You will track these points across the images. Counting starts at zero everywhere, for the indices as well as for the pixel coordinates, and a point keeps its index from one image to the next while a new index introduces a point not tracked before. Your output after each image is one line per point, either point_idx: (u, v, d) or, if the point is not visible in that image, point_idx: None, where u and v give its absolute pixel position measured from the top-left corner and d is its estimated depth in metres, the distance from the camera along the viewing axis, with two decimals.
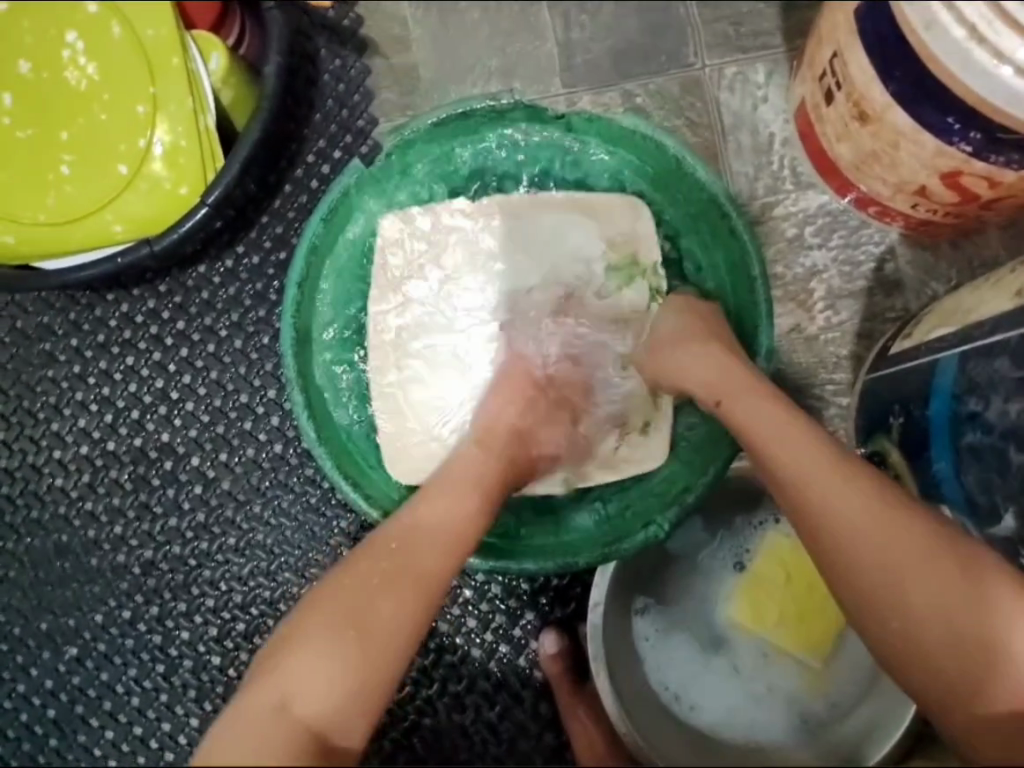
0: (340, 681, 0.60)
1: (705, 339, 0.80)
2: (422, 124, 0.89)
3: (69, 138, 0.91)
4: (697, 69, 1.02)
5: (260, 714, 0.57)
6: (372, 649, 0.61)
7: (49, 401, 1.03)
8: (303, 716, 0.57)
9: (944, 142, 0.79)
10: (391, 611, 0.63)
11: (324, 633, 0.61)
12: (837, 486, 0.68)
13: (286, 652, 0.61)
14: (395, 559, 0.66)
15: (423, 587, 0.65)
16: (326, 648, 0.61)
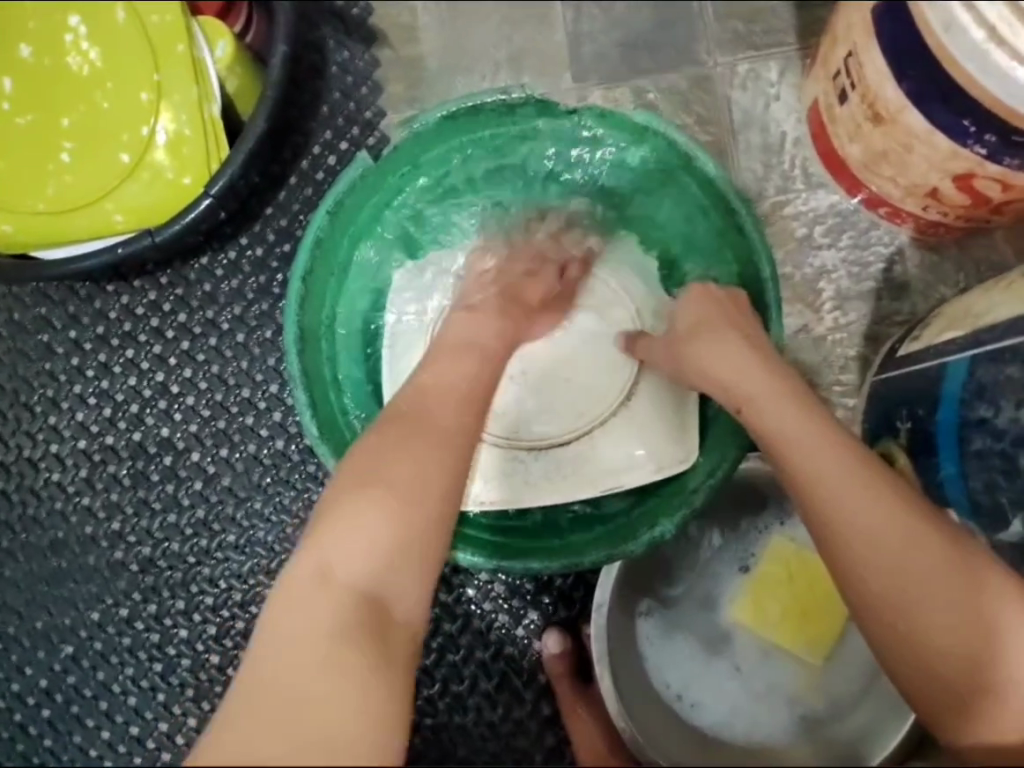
0: (390, 543, 0.55)
1: (725, 326, 0.77)
2: (431, 116, 0.86)
3: (69, 125, 0.89)
4: (708, 66, 1.01)
5: (320, 544, 0.54)
6: (414, 507, 0.57)
7: (46, 394, 1.01)
8: (357, 577, 0.53)
9: (958, 145, 0.78)
10: (422, 469, 0.59)
11: (357, 493, 0.57)
12: (862, 500, 0.66)
13: (325, 509, 0.57)
14: (413, 423, 0.62)
15: (446, 442, 0.62)
16: (362, 510, 0.56)
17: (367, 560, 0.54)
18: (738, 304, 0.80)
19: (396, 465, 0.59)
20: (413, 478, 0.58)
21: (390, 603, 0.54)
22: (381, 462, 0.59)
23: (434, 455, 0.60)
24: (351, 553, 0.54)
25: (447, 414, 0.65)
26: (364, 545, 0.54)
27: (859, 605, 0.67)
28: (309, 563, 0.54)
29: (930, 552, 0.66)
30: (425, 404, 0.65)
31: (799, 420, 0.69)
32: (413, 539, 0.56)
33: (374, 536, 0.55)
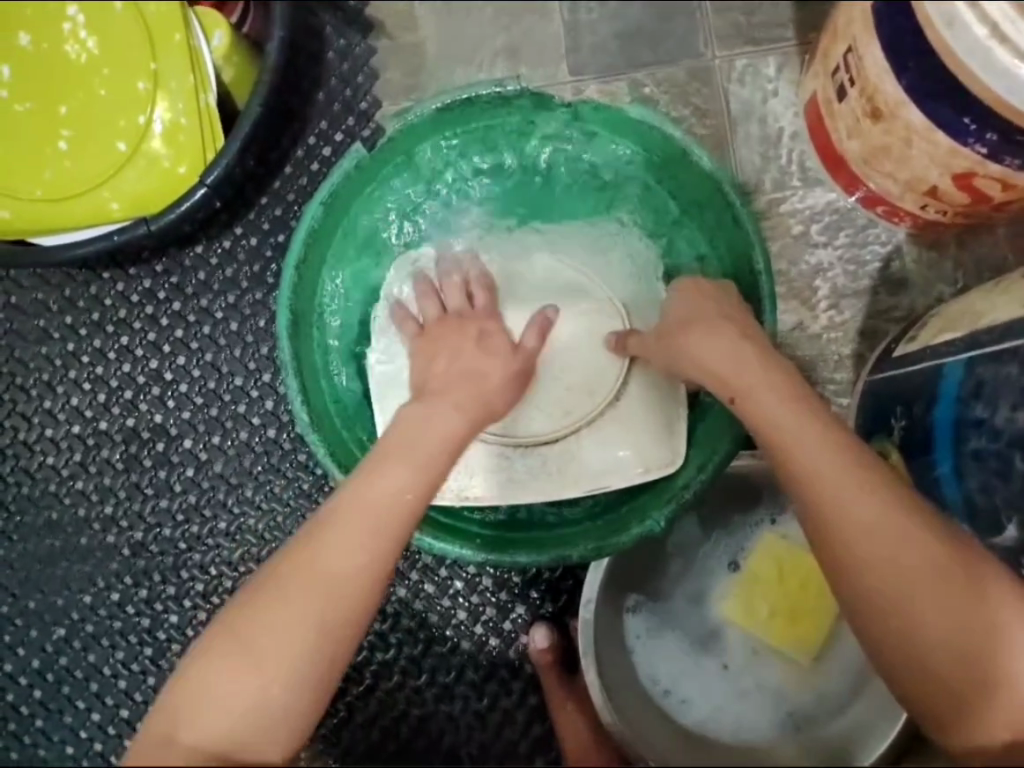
0: (239, 709, 0.59)
1: (716, 318, 0.76)
2: (426, 109, 0.87)
3: (67, 112, 0.90)
4: (706, 59, 1.01)
5: (183, 701, 0.59)
6: (269, 679, 0.60)
7: (42, 378, 1.02)
8: (203, 741, 0.57)
9: (959, 143, 0.78)
10: (292, 625, 0.61)
11: (219, 652, 0.60)
12: (854, 492, 0.65)
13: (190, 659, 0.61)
14: (300, 572, 0.62)
15: (335, 601, 0.62)
16: (225, 673, 0.59)
17: (218, 729, 0.58)
18: (731, 298, 0.80)
19: (268, 628, 0.61)
20: (276, 649, 0.60)
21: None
22: (250, 629, 0.61)
23: (306, 614, 0.61)
24: (203, 718, 0.58)
25: (349, 565, 0.63)
26: (217, 709, 0.58)
27: (863, 606, 0.66)
28: (160, 726, 0.58)
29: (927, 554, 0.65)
30: (324, 535, 0.63)
31: (801, 424, 0.67)
32: (266, 700, 0.60)
33: (228, 700, 0.59)
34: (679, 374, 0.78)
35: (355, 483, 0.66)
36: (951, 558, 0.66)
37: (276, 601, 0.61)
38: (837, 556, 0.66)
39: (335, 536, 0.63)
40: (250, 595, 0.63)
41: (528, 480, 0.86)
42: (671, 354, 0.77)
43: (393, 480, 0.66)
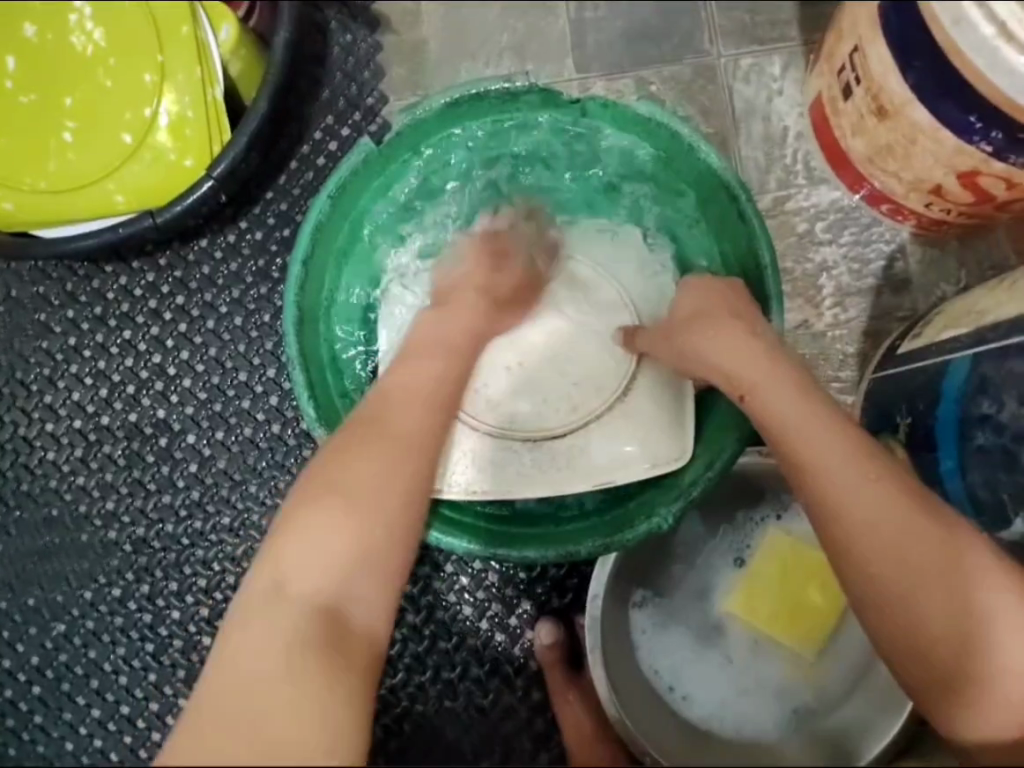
0: (343, 548, 0.56)
1: (724, 316, 0.76)
2: (435, 103, 0.87)
3: (72, 104, 0.89)
4: (712, 57, 1.01)
5: (279, 560, 0.56)
6: (369, 520, 0.58)
7: (43, 373, 1.01)
8: (312, 593, 0.54)
9: (963, 141, 0.78)
10: (382, 473, 0.61)
11: (315, 506, 0.58)
12: (862, 486, 0.65)
13: (284, 520, 0.58)
14: (371, 431, 0.64)
15: (421, 439, 0.65)
16: (319, 518, 0.57)
17: (328, 575, 0.55)
18: (739, 292, 0.80)
19: (360, 469, 0.61)
20: (372, 483, 0.60)
21: (351, 619, 0.55)
22: (342, 474, 0.60)
23: (397, 461, 0.62)
24: (305, 564, 0.55)
25: (412, 419, 0.66)
26: (322, 555, 0.56)
27: (864, 602, 0.67)
28: (265, 583, 0.55)
29: (935, 549, 0.65)
30: (406, 366, 0.71)
31: (807, 422, 0.68)
32: (371, 539, 0.58)
33: (331, 550, 0.56)
34: (688, 371, 0.78)
35: (391, 370, 0.72)
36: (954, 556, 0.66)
37: (363, 447, 0.62)
38: (844, 551, 0.66)
39: (398, 400, 0.67)
40: (338, 448, 0.63)
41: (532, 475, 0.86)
42: (681, 349, 0.77)
43: (425, 366, 0.71)
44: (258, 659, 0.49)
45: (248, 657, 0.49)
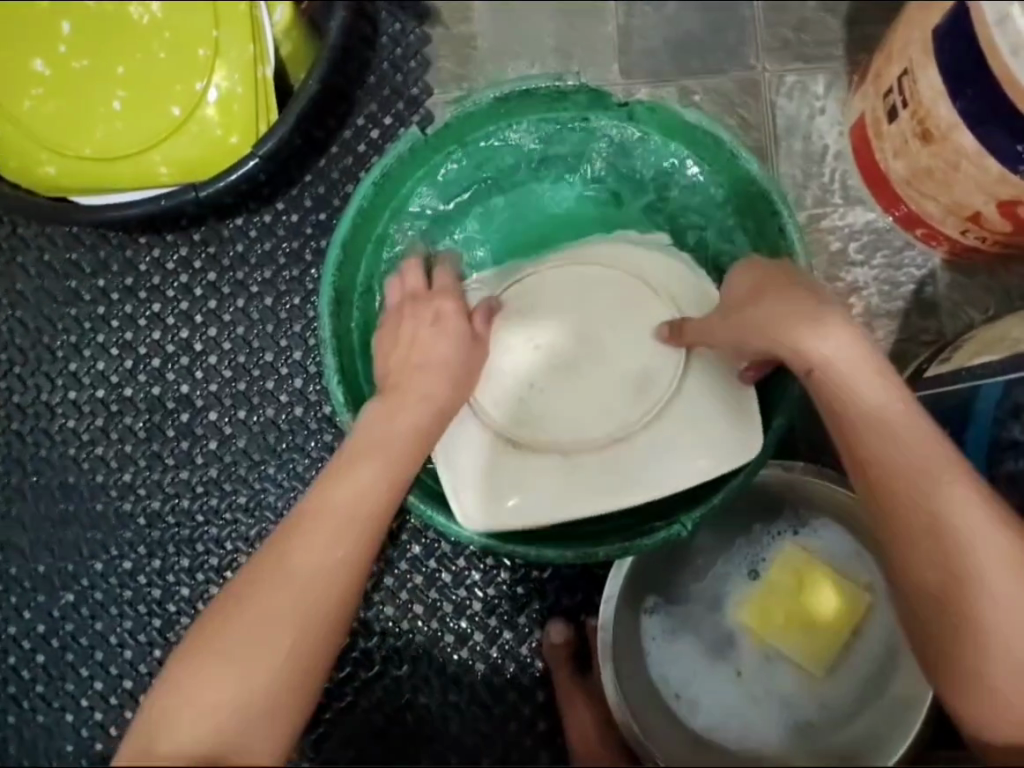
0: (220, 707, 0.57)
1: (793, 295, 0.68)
2: (484, 97, 0.87)
3: (123, 73, 0.90)
4: (757, 72, 1.02)
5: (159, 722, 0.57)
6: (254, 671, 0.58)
7: (69, 340, 1.01)
8: (186, 749, 0.55)
9: (1008, 169, 0.80)
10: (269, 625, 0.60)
11: (204, 656, 0.59)
12: (925, 471, 0.62)
13: (172, 669, 0.60)
14: (272, 576, 0.62)
15: (310, 586, 0.62)
16: (202, 676, 0.58)
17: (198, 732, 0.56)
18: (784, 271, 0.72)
19: (203, 687, 0.57)
20: (259, 641, 0.59)
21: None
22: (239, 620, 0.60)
23: (282, 611, 0.61)
24: (188, 725, 0.56)
25: (286, 603, 0.61)
26: (208, 704, 0.57)
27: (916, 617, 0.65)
28: (143, 737, 0.57)
29: (993, 551, 0.62)
30: (347, 469, 0.68)
31: (896, 429, 0.63)
32: (251, 697, 0.58)
33: (213, 703, 0.57)
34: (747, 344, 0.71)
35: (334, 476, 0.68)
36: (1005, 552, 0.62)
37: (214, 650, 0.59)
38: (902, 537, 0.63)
39: (316, 531, 0.64)
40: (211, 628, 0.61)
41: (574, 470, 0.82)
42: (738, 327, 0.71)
43: (363, 477, 0.68)
44: None
45: None
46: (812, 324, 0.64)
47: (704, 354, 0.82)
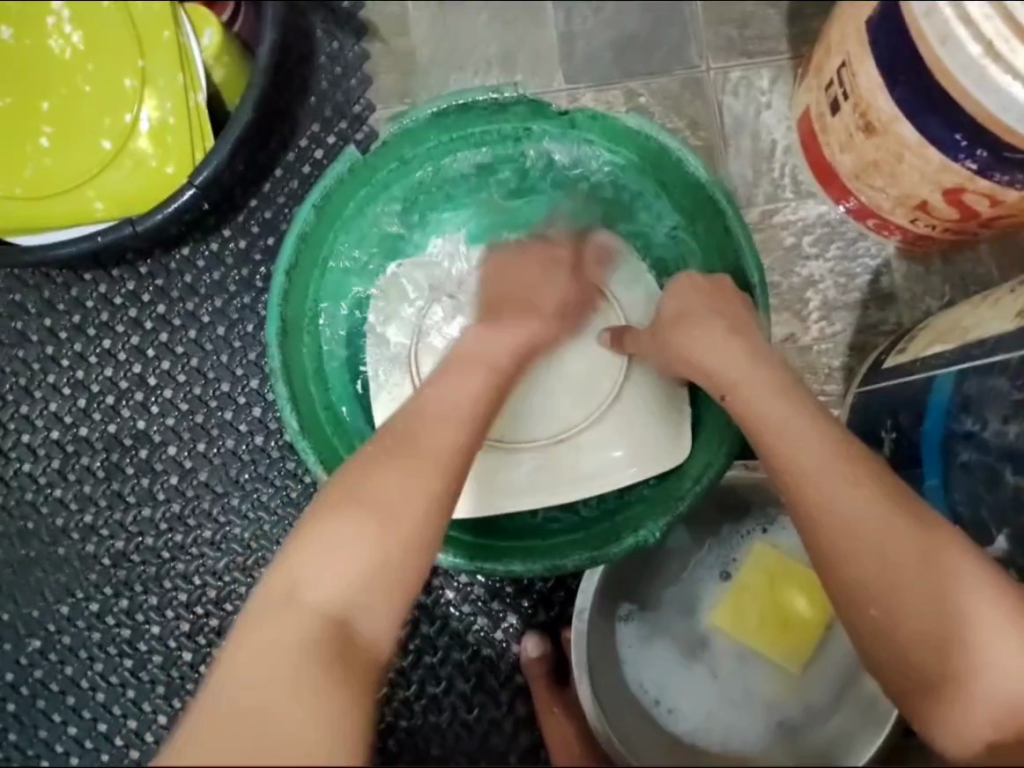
0: (359, 564, 0.55)
1: (709, 316, 0.77)
2: (421, 113, 0.85)
3: (50, 108, 0.87)
4: (701, 71, 1.01)
5: (295, 567, 0.54)
6: (390, 536, 0.57)
7: (19, 382, 0.98)
8: (328, 601, 0.53)
9: (949, 158, 0.79)
10: (402, 494, 0.60)
11: (342, 514, 0.57)
12: (841, 483, 0.65)
13: (308, 523, 0.58)
14: (406, 453, 0.62)
15: (431, 468, 0.62)
16: (339, 530, 0.56)
17: (339, 581, 0.54)
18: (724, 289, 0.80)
19: (340, 543, 0.56)
20: (399, 500, 0.59)
21: (357, 633, 0.53)
22: (370, 487, 0.60)
23: (414, 483, 0.60)
24: (328, 573, 0.54)
25: (412, 479, 0.61)
26: (341, 568, 0.55)
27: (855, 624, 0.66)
28: (278, 586, 0.54)
29: (908, 554, 0.64)
30: (446, 381, 0.71)
31: (823, 464, 0.66)
32: (392, 561, 0.56)
33: (351, 562, 0.55)
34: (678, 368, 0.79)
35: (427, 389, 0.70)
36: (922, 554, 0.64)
37: (346, 507, 0.58)
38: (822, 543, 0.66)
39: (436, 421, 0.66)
40: (337, 493, 0.60)
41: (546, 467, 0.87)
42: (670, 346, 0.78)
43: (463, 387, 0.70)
44: (269, 668, 0.47)
45: (255, 662, 0.47)
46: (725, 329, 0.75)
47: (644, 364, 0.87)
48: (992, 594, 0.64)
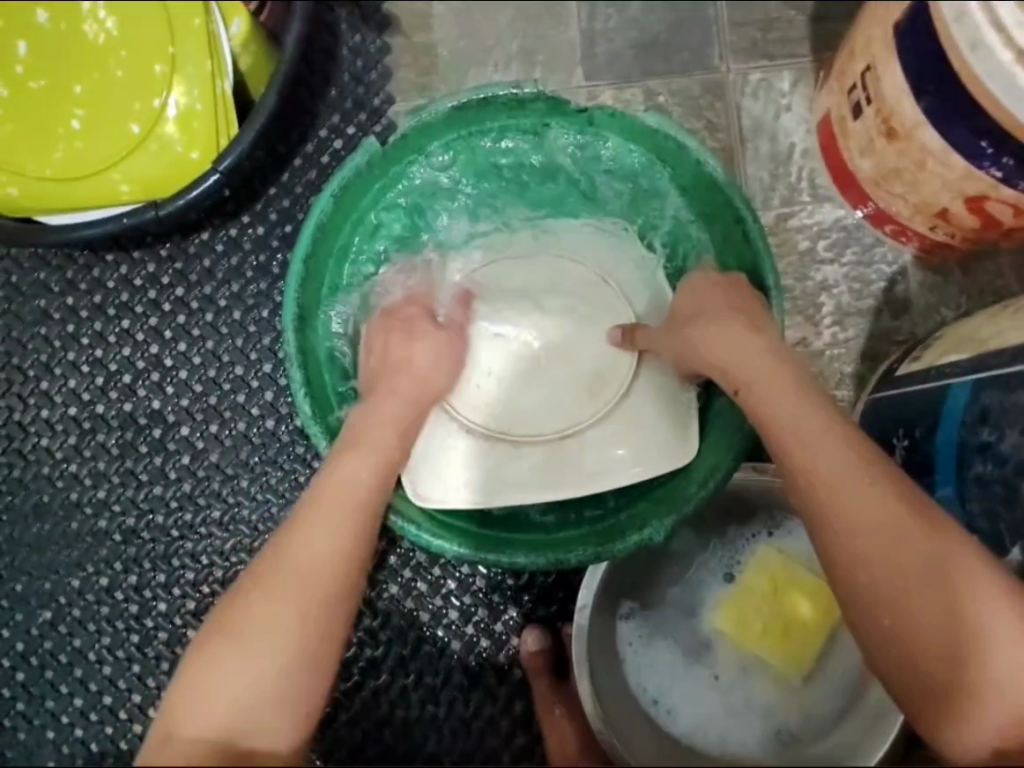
0: (240, 700, 0.60)
1: (729, 311, 0.77)
2: (441, 107, 0.87)
3: (82, 92, 0.90)
4: (721, 72, 1.01)
5: (178, 703, 0.60)
6: (268, 661, 0.62)
7: (40, 359, 1.01)
8: (204, 734, 0.59)
9: (974, 166, 0.78)
10: (277, 615, 0.63)
11: (218, 648, 0.62)
12: (851, 485, 0.65)
13: (188, 660, 0.62)
14: (275, 575, 0.65)
15: (307, 580, 0.65)
16: (216, 664, 0.61)
17: (223, 718, 0.59)
18: (748, 288, 0.81)
19: (214, 683, 0.61)
20: (268, 625, 0.63)
21: (244, 754, 0.59)
22: (245, 615, 0.63)
23: (294, 597, 0.64)
24: (211, 709, 0.60)
25: (280, 603, 0.64)
26: (219, 697, 0.60)
27: (863, 627, 0.65)
28: (162, 725, 0.60)
29: (920, 557, 0.64)
30: (336, 464, 0.73)
31: (836, 465, 0.66)
32: (269, 690, 0.61)
33: (228, 697, 0.60)
34: (690, 366, 0.79)
35: (324, 475, 0.73)
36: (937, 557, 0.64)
37: (224, 638, 0.62)
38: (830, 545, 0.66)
39: (316, 525, 0.68)
40: (216, 622, 0.64)
41: (552, 464, 0.87)
42: (689, 346, 0.78)
43: (356, 469, 0.73)
44: None
45: None
46: (745, 326, 0.75)
47: (653, 361, 0.88)
48: (1006, 606, 0.63)
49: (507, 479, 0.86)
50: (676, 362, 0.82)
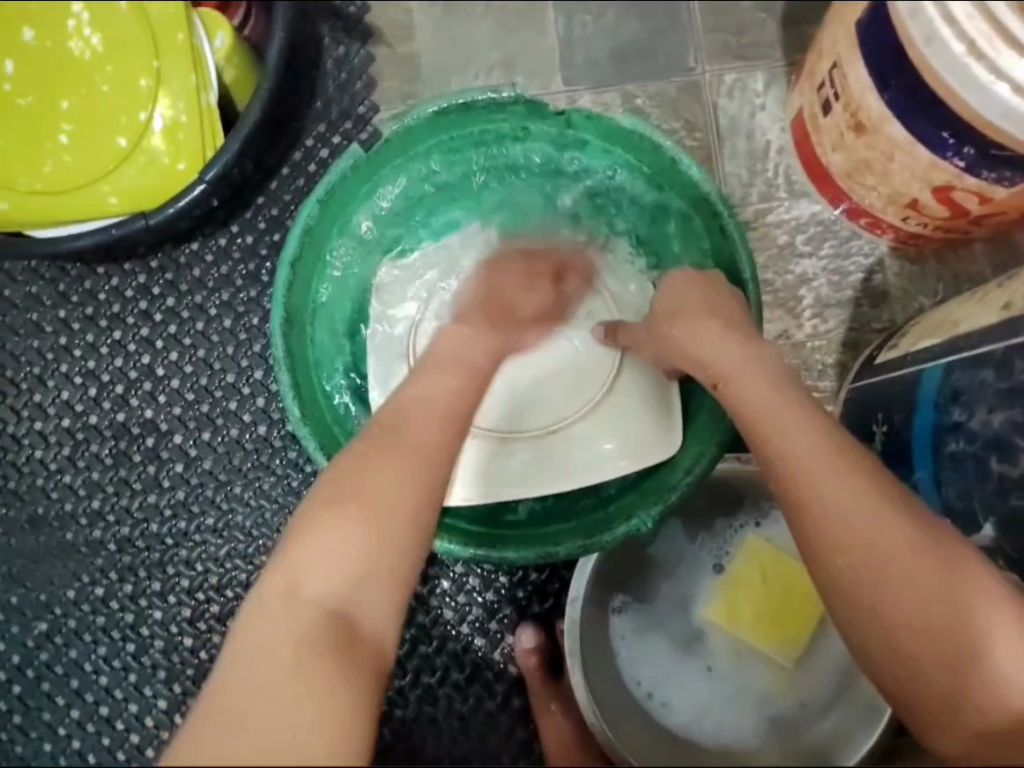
0: (355, 564, 0.56)
1: (704, 311, 0.79)
2: (422, 112, 0.88)
3: (69, 107, 0.91)
4: (697, 74, 1.04)
5: (292, 563, 0.55)
6: (384, 529, 0.58)
7: (33, 372, 1.02)
8: (325, 595, 0.54)
9: (937, 156, 0.81)
10: (394, 488, 0.61)
11: (332, 512, 0.58)
12: (834, 475, 0.66)
13: (299, 524, 0.58)
14: (390, 450, 0.64)
15: (420, 464, 0.64)
16: (333, 525, 0.57)
17: (340, 579, 0.55)
18: (720, 284, 0.83)
19: (333, 541, 0.57)
20: (386, 496, 0.60)
21: (358, 622, 0.54)
22: (361, 485, 0.61)
23: (409, 475, 0.62)
24: (328, 568, 0.55)
25: (391, 482, 0.61)
26: (337, 562, 0.56)
27: (852, 618, 0.66)
28: (278, 585, 0.54)
29: (904, 545, 0.65)
30: (425, 378, 0.73)
31: (820, 455, 0.67)
32: (384, 559, 0.57)
33: (347, 558, 0.56)
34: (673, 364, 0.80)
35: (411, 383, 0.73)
36: (924, 544, 0.65)
37: (345, 502, 0.59)
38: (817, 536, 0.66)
39: (417, 414, 0.68)
40: (327, 496, 0.60)
41: (540, 458, 0.89)
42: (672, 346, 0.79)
43: (440, 382, 0.73)
44: (270, 672, 0.48)
45: (251, 666, 0.49)
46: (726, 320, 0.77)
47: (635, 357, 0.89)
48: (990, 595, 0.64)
49: (496, 474, 0.88)
50: (658, 358, 0.83)
